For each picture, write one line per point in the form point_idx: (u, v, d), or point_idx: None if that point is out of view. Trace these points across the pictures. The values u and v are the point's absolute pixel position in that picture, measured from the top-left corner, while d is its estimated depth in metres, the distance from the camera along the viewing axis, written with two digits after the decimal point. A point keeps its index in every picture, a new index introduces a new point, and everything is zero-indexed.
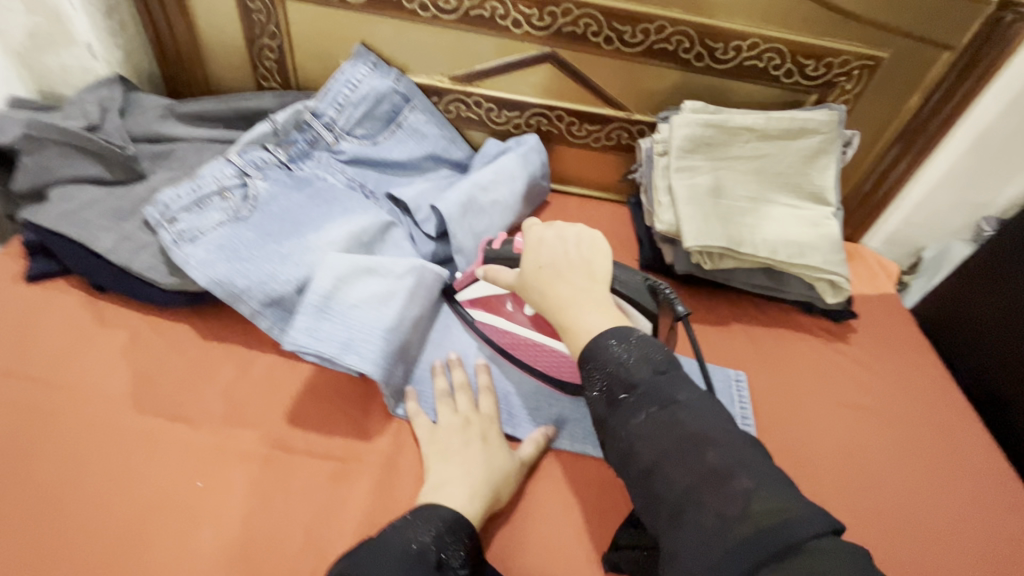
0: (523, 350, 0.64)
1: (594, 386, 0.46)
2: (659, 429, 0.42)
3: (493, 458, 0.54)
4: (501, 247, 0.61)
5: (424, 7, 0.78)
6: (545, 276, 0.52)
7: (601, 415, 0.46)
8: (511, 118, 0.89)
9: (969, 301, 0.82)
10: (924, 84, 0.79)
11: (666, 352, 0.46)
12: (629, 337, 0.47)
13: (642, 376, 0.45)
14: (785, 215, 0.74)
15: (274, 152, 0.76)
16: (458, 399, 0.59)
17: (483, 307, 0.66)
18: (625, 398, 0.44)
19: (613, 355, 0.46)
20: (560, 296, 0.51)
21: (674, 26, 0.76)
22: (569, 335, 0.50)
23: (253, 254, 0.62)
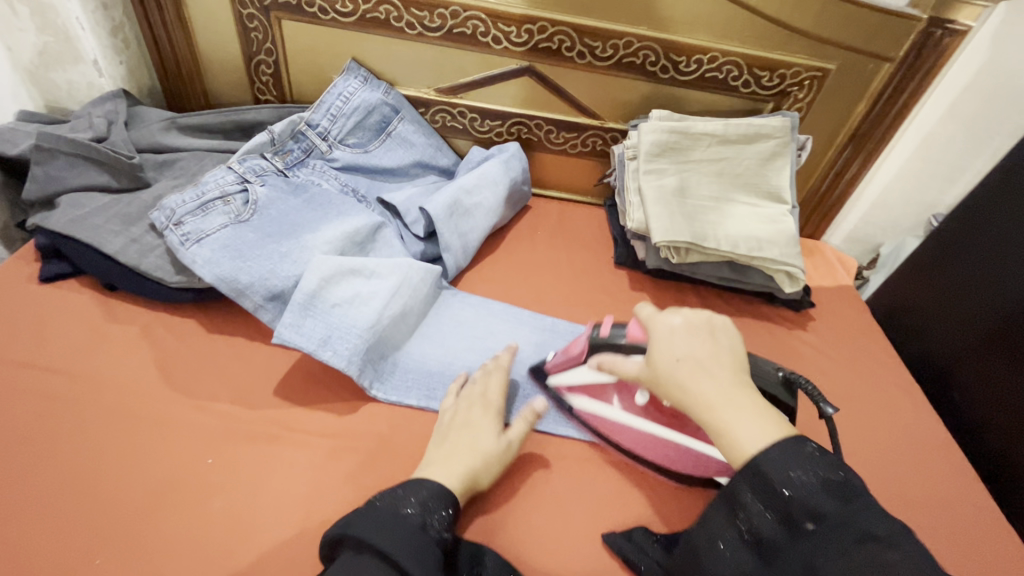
0: (634, 443, 0.63)
1: (765, 506, 0.43)
2: (855, 569, 0.38)
3: (482, 443, 0.57)
4: (615, 334, 0.60)
5: (410, 25, 0.84)
6: (684, 370, 0.50)
7: (770, 537, 0.42)
8: (494, 127, 0.95)
9: (918, 290, 0.89)
10: (868, 93, 0.87)
11: (845, 473, 0.43)
12: (803, 454, 0.43)
13: (828, 504, 0.41)
14: (744, 212, 0.81)
15: (272, 160, 0.82)
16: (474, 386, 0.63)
17: (585, 392, 0.66)
18: (811, 529, 0.41)
19: (789, 479, 0.42)
20: (704, 394, 0.48)
21: (641, 41, 0.83)
22: (723, 444, 0.46)
23: (254, 252, 0.67)
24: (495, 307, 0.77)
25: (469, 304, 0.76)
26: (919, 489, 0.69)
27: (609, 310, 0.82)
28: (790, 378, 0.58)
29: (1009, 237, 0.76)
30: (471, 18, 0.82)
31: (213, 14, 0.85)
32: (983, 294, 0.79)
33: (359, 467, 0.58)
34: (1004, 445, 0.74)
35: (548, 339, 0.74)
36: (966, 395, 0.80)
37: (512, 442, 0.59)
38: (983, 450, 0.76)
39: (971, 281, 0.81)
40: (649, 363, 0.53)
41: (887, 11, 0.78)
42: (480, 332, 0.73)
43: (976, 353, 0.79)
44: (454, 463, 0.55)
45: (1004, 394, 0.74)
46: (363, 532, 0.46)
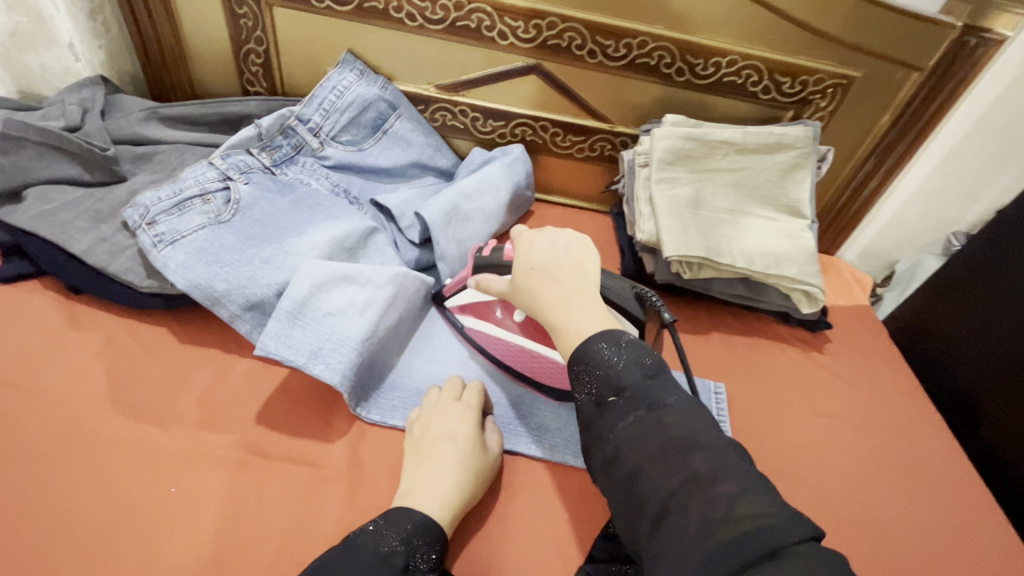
0: (516, 357, 0.64)
1: (584, 392, 0.46)
2: (644, 432, 0.41)
3: (463, 456, 0.54)
4: (492, 253, 0.61)
5: (411, 16, 0.79)
6: (534, 277, 0.52)
7: (589, 418, 0.45)
8: (497, 128, 0.90)
9: (939, 314, 0.85)
10: (893, 103, 0.82)
11: (656, 357, 0.46)
12: (619, 343, 0.46)
13: (631, 379, 0.44)
14: (761, 227, 0.76)
15: (258, 156, 0.76)
16: (446, 392, 0.60)
17: (473, 312, 0.67)
18: (613, 401, 0.44)
19: (602, 361, 0.45)
20: (552, 296, 0.50)
21: (656, 41, 0.78)
22: (560, 339, 0.49)
23: (234, 257, 0.62)
24: None
25: None
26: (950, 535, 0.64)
27: None
28: (641, 293, 0.59)
29: None
30: (476, 10, 0.77)
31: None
32: (1010, 317, 0.74)
33: (341, 501, 0.53)
34: None
35: None
36: (993, 429, 0.74)
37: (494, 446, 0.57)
38: (1015, 488, 0.71)
39: (998, 307, 0.76)
40: (511, 280, 0.54)
41: (919, 16, 0.73)
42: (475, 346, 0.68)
43: (1003, 385, 0.74)
44: (431, 494, 0.50)
45: None
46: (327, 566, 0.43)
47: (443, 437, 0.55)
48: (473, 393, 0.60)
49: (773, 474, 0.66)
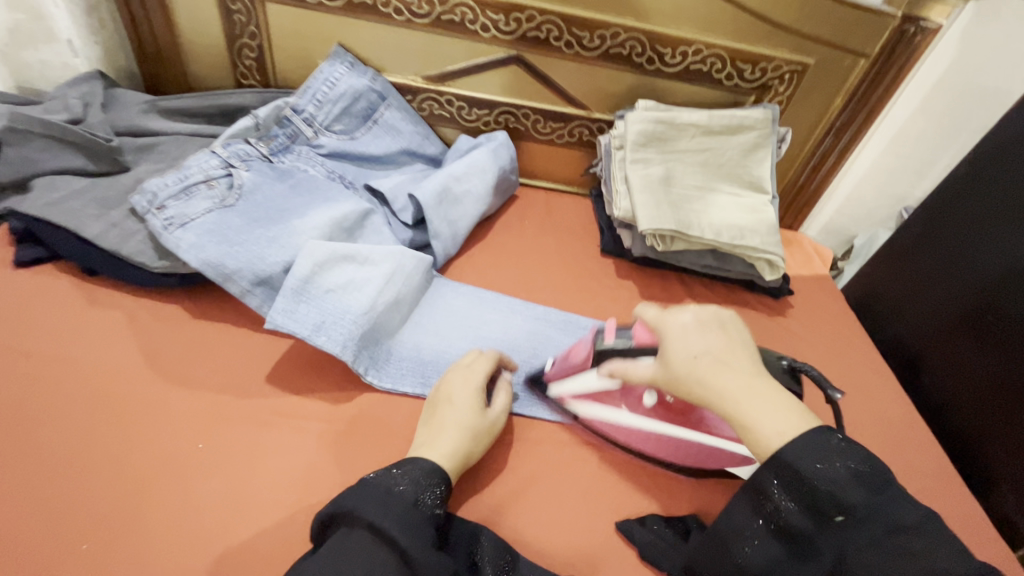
0: (649, 444, 0.62)
1: (792, 498, 0.44)
2: (888, 559, 0.40)
3: (463, 419, 0.58)
4: (620, 341, 0.60)
5: (398, 11, 0.83)
6: (703, 368, 0.49)
7: (802, 529, 0.43)
8: (482, 116, 0.95)
9: (889, 278, 0.92)
10: (844, 88, 0.90)
11: (872, 464, 0.43)
12: (830, 448, 0.43)
13: (856, 494, 0.42)
14: (727, 202, 0.83)
15: (256, 145, 0.81)
16: (465, 360, 0.64)
17: (590, 399, 0.64)
18: (838, 521, 0.42)
19: (821, 474, 0.43)
20: (728, 390, 0.47)
21: (628, 32, 0.84)
22: (749, 439, 0.46)
23: (241, 237, 0.66)
24: (487, 295, 0.78)
25: (461, 293, 0.77)
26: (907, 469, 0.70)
27: (597, 298, 0.83)
28: (795, 366, 0.59)
29: (972, 228, 0.80)
30: (460, 5, 0.82)
31: None
32: (949, 276, 0.82)
33: (354, 452, 0.58)
34: (966, 423, 0.76)
35: (541, 327, 0.76)
36: (931, 377, 0.82)
37: (501, 406, 0.62)
38: (947, 429, 0.79)
39: (937, 269, 0.84)
40: (665, 367, 0.51)
41: (863, 7, 0.81)
42: (472, 319, 0.74)
43: (943, 337, 0.81)
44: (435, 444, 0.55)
45: (969, 376, 0.76)
46: (358, 505, 0.48)
47: (475, 388, 0.61)
48: (485, 363, 0.64)
49: None
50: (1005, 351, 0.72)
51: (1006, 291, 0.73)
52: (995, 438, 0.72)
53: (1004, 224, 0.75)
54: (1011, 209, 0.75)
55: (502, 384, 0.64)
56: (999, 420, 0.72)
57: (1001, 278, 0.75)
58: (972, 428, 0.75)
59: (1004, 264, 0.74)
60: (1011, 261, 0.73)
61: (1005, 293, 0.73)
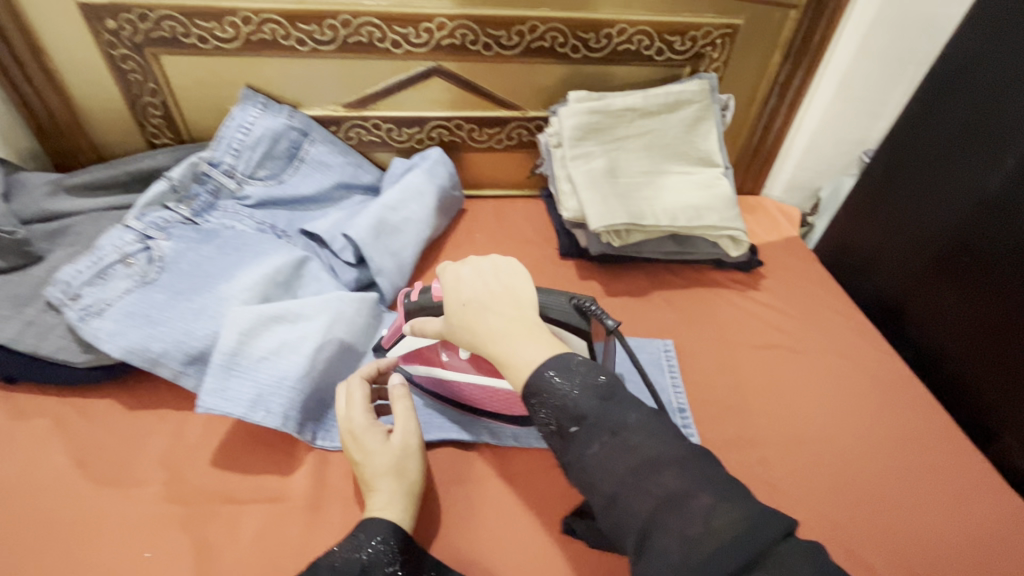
0: (473, 396, 0.62)
1: (546, 420, 0.45)
2: (611, 458, 0.41)
3: (376, 465, 0.53)
4: (420, 294, 0.57)
5: (301, 42, 0.78)
6: (470, 313, 0.50)
7: (557, 450, 0.45)
8: (413, 134, 0.91)
9: (857, 229, 0.88)
10: (779, 43, 0.86)
11: (608, 377, 0.45)
12: (572, 366, 0.45)
13: (587, 406, 0.43)
14: (678, 182, 0.79)
15: (177, 210, 0.76)
16: (338, 400, 0.58)
17: (422, 361, 0.63)
18: (575, 432, 0.43)
19: (562, 390, 0.44)
20: (488, 329, 0.49)
21: (545, 24, 0.80)
22: (510, 374, 0.47)
23: (166, 314, 0.62)
24: None
25: None
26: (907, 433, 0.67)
27: None
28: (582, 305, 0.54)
29: (933, 164, 0.75)
30: (364, 24, 0.77)
31: (81, 59, 0.78)
32: (912, 223, 0.78)
33: (319, 527, 0.54)
34: (960, 371, 0.72)
35: None
36: (916, 326, 0.78)
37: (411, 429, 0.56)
38: (941, 378, 0.75)
39: (903, 213, 0.80)
40: (445, 318, 0.52)
41: None
42: None
43: (917, 287, 0.77)
44: (401, 502, 0.51)
45: (956, 321, 0.72)
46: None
47: (363, 430, 0.54)
48: (356, 394, 0.57)
49: (734, 410, 0.68)
50: (988, 290, 0.68)
51: (979, 226, 0.69)
52: (991, 383, 0.68)
53: (965, 154, 0.71)
54: (971, 138, 0.70)
55: (395, 390, 0.58)
56: (994, 363, 0.67)
57: (972, 212, 0.70)
58: (967, 375, 0.71)
59: (965, 204, 0.71)
60: (979, 193, 0.69)
61: (980, 228, 0.69)
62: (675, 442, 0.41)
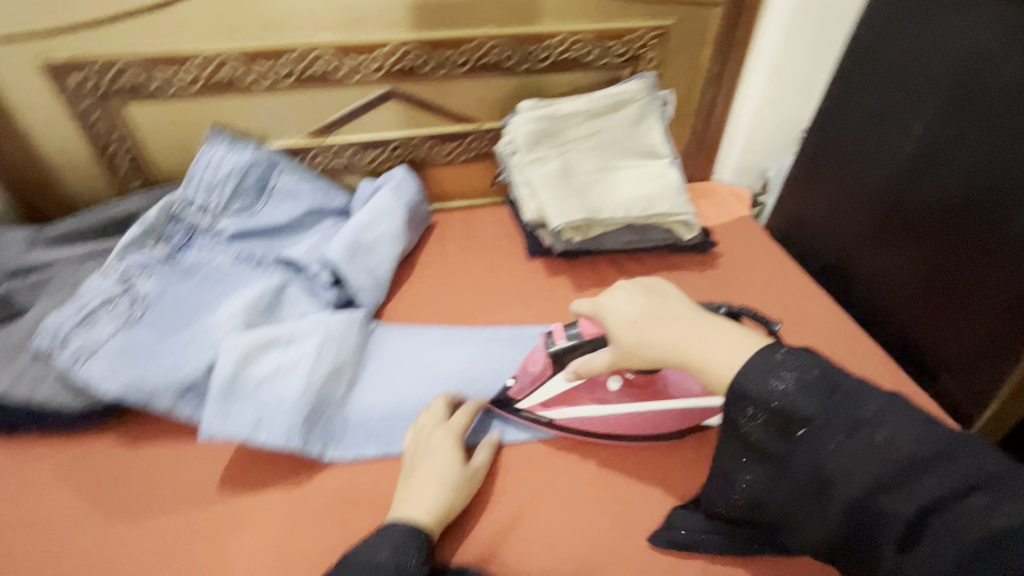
0: (627, 425, 0.64)
1: (756, 421, 0.47)
2: (856, 457, 0.42)
3: (444, 471, 0.56)
4: (571, 337, 0.60)
5: (260, 79, 0.82)
6: (642, 329, 0.55)
7: (774, 450, 0.46)
8: (377, 155, 0.95)
9: (803, 200, 0.92)
10: (709, 39, 0.93)
11: (820, 368, 0.45)
12: (777, 360, 0.47)
13: (811, 407, 0.44)
14: (629, 176, 0.85)
15: (153, 250, 0.79)
16: (435, 409, 0.63)
17: (561, 403, 0.64)
18: (802, 433, 0.44)
19: (773, 390, 0.46)
20: (672, 337, 0.54)
21: (490, 41, 0.85)
22: (709, 376, 0.51)
23: (155, 351, 0.65)
24: (432, 333, 0.76)
25: (404, 337, 0.76)
26: (863, 383, 0.72)
27: (534, 303, 0.84)
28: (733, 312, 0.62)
29: (863, 132, 0.79)
30: (319, 57, 0.81)
31: (49, 117, 0.80)
32: (849, 190, 0.83)
33: (323, 533, 0.57)
34: (904, 321, 0.75)
35: (494, 349, 0.75)
36: (863, 284, 0.81)
37: (456, 423, 0.61)
38: (890, 331, 0.78)
39: (841, 180, 0.84)
40: (615, 345, 0.56)
41: None
42: (423, 364, 0.72)
43: (862, 247, 0.81)
44: (424, 503, 0.54)
45: (895, 274, 0.75)
46: None
47: (453, 439, 0.59)
48: (469, 407, 0.63)
49: None
50: (919, 241, 0.71)
51: (906, 184, 0.73)
52: (930, 328, 0.71)
53: (890, 119, 0.75)
54: (893, 104, 0.74)
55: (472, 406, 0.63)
56: (931, 308, 0.70)
57: (900, 172, 0.74)
58: (909, 324, 0.74)
59: (895, 163, 0.74)
60: (904, 154, 0.73)
61: (907, 185, 0.73)
62: (926, 426, 0.42)
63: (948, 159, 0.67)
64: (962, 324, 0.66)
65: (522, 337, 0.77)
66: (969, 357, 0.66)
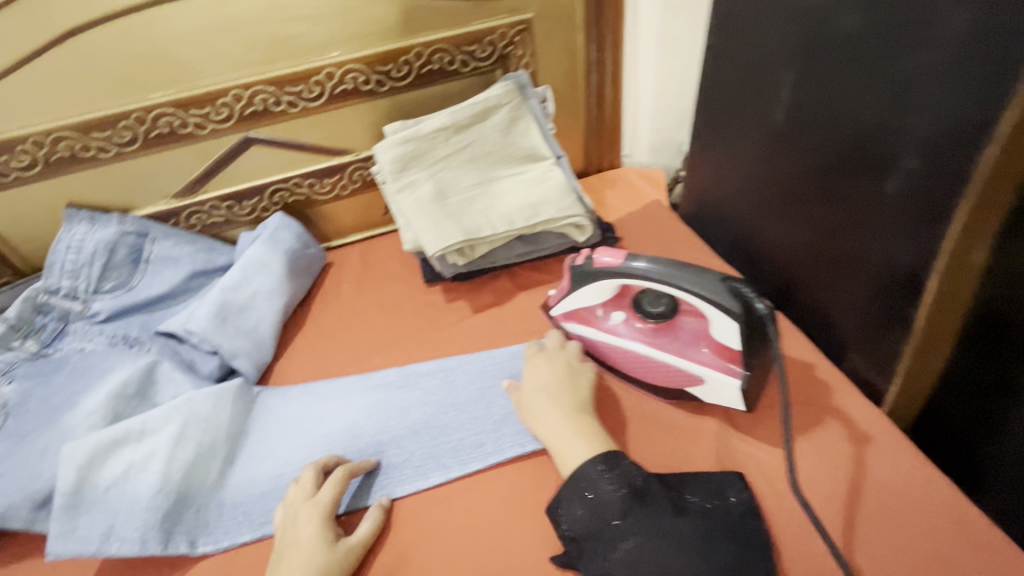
0: (634, 364, 0.64)
1: (581, 507, 0.50)
2: (642, 553, 0.45)
3: (310, 557, 0.52)
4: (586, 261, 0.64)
5: (102, 149, 0.77)
6: (535, 399, 0.61)
7: (583, 531, 0.49)
8: (255, 204, 0.90)
9: (701, 181, 0.86)
10: (578, 24, 0.88)
11: (643, 480, 0.51)
12: (602, 470, 0.52)
13: (631, 503, 0.49)
14: (510, 185, 0.80)
15: (22, 346, 0.75)
16: (307, 485, 0.58)
17: (577, 319, 0.69)
18: (617, 524, 0.48)
19: (597, 487, 0.50)
20: (547, 418, 0.59)
21: (341, 67, 0.80)
22: (563, 462, 0.55)
23: (8, 464, 0.61)
24: (319, 387, 0.72)
25: (291, 398, 0.71)
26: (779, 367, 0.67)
27: (430, 333, 0.79)
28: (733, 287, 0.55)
29: (731, 105, 0.73)
30: (159, 115, 0.77)
31: None
32: (735, 166, 0.76)
33: None
34: (809, 299, 0.70)
35: (381, 395, 0.70)
36: (767, 263, 0.76)
37: (323, 498, 0.57)
38: (799, 310, 0.73)
39: (725, 157, 0.78)
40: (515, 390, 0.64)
41: None
42: (307, 425, 0.68)
43: (761, 221, 0.74)
44: None
45: (791, 250, 0.70)
46: None
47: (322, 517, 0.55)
48: (337, 479, 0.59)
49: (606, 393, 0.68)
50: (804, 215, 0.66)
51: (780, 156, 0.67)
52: (834, 306, 0.66)
53: (750, 89, 0.68)
54: (750, 72, 0.68)
55: (341, 475, 0.59)
56: (829, 285, 0.65)
57: (771, 143, 0.68)
58: (814, 302, 0.69)
59: (769, 137, 0.68)
60: (771, 124, 0.67)
61: (781, 157, 0.67)
62: (701, 544, 0.46)
63: (811, 133, 0.61)
64: (859, 299, 0.61)
65: (414, 374, 0.72)
66: (871, 333, 0.61)
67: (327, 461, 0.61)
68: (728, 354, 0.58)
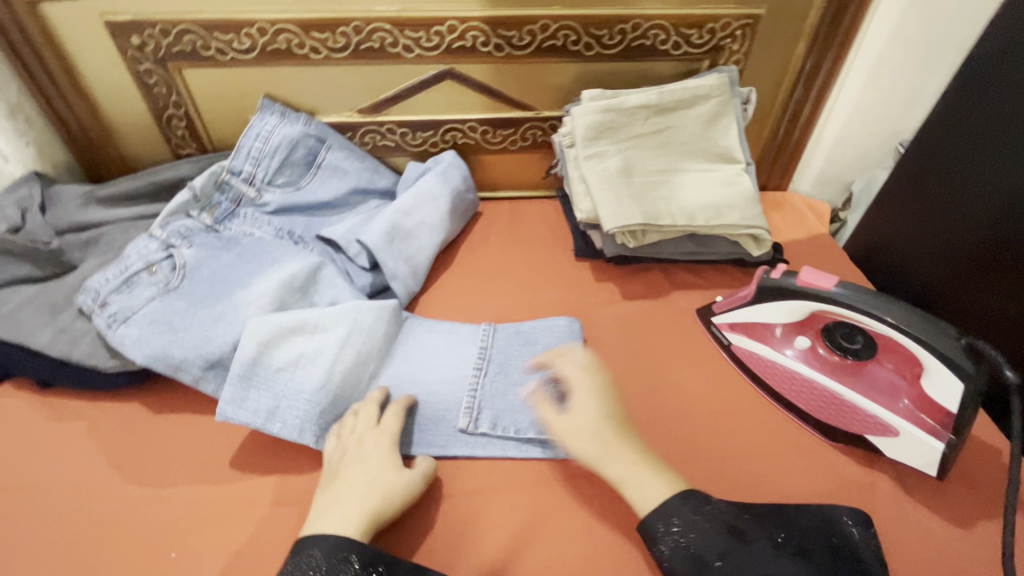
0: (805, 394, 0.63)
1: (689, 525, 0.49)
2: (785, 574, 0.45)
3: (376, 478, 0.54)
4: (786, 278, 0.62)
5: (314, 50, 0.79)
6: (603, 429, 0.56)
7: (698, 550, 0.48)
8: (427, 138, 0.91)
9: (888, 227, 0.84)
10: (804, 32, 0.83)
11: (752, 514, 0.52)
12: (687, 504, 0.51)
13: (750, 530, 0.49)
14: (697, 180, 0.77)
15: (199, 218, 0.78)
16: (361, 415, 0.59)
17: (746, 330, 0.68)
18: (743, 542, 0.48)
19: (689, 513, 0.50)
20: (618, 455, 0.54)
21: (557, 22, 0.78)
22: (629, 492, 0.53)
23: (185, 321, 0.64)
24: (465, 329, 0.70)
25: (436, 331, 0.70)
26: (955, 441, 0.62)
27: (576, 306, 0.78)
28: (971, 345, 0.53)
29: (968, 157, 0.71)
30: (376, 30, 0.78)
31: (111, 76, 0.81)
32: (946, 220, 0.75)
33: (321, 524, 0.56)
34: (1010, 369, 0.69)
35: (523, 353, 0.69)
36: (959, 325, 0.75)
37: (388, 427, 0.58)
38: None
39: (936, 209, 0.76)
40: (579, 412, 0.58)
41: None
42: (452, 362, 0.66)
43: (957, 287, 0.74)
44: (344, 511, 0.51)
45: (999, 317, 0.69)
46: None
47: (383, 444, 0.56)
48: (397, 412, 0.59)
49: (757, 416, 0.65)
50: None
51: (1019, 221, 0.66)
52: None
53: (1003, 146, 0.67)
54: (1008, 130, 0.66)
55: (402, 407, 0.60)
56: None
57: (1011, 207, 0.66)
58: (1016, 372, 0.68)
59: (1011, 199, 0.66)
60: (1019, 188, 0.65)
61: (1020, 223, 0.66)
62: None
63: None
64: None
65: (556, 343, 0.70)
66: None
67: (404, 398, 0.61)
68: (932, 411, 0.57)
